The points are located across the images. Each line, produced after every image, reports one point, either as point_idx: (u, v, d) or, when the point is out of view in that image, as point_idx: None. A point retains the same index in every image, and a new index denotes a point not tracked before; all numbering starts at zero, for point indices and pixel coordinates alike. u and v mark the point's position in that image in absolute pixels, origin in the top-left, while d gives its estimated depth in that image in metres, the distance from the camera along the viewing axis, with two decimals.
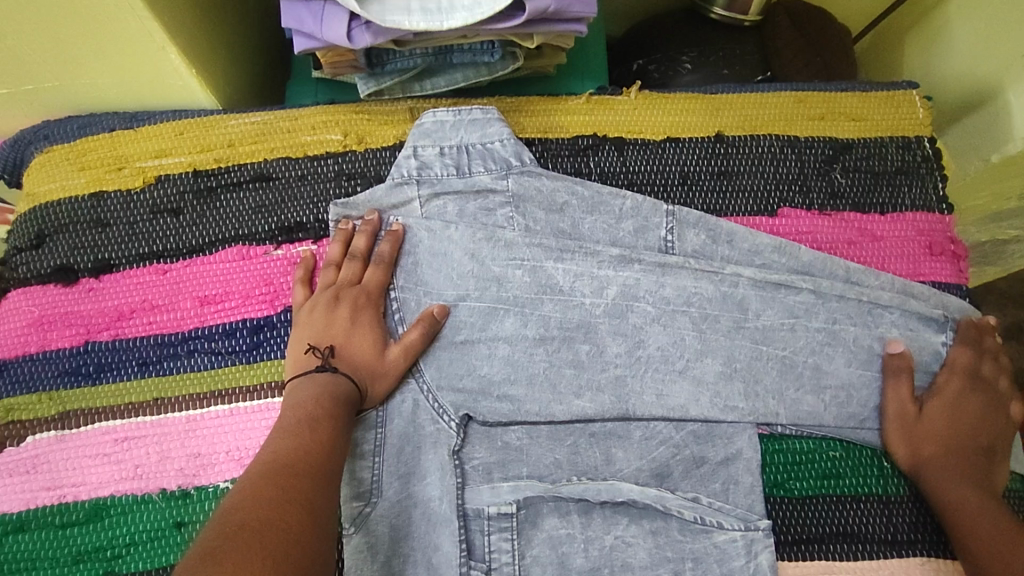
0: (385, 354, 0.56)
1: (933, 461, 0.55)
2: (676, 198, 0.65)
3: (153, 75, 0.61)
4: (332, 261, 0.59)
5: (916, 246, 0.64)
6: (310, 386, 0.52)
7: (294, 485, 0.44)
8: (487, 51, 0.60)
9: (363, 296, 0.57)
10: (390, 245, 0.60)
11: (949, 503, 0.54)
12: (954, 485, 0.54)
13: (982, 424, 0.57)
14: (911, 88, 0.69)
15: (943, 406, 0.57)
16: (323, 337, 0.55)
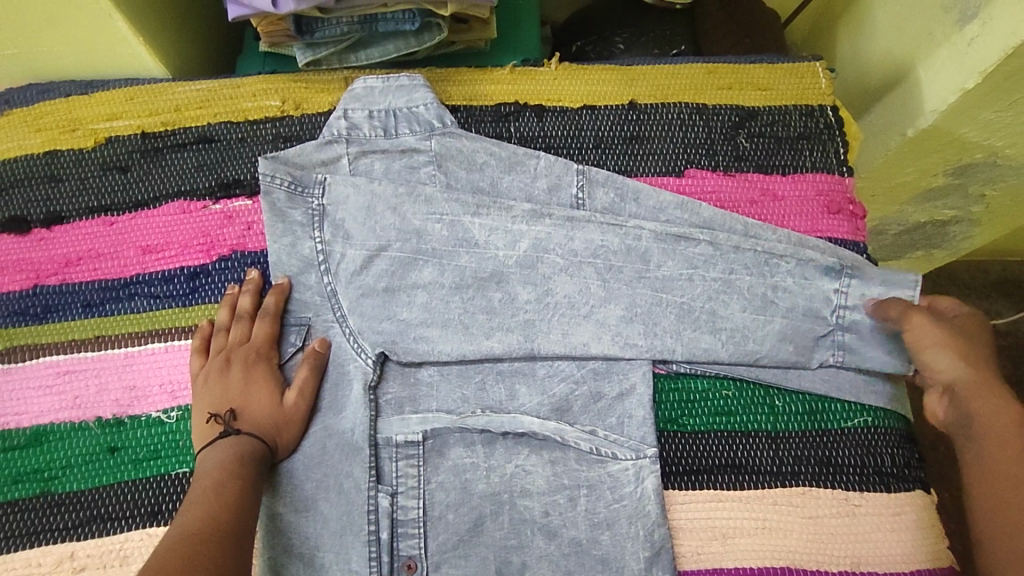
0: (282, 401, 0.57)
1: (975, 381, 0.54)
2: (590, 159, 0.69)
3: (105, 45, 0.67)
4: (221, 327, 0.61)
5: (815, 205, 0.68)
6: (218, 446, 0.53)
7: (202, 550, 0.44)
8: (408, 20, 0.65)
9: (253, 353, 0.59)
10: (274, 296, 0.61)
11: (993, 423, 0.53)
12: (1001, 403, 0.53)
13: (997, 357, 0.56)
14: (815, 61, 0.73)
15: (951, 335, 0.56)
16: (222, 403, 0.56)
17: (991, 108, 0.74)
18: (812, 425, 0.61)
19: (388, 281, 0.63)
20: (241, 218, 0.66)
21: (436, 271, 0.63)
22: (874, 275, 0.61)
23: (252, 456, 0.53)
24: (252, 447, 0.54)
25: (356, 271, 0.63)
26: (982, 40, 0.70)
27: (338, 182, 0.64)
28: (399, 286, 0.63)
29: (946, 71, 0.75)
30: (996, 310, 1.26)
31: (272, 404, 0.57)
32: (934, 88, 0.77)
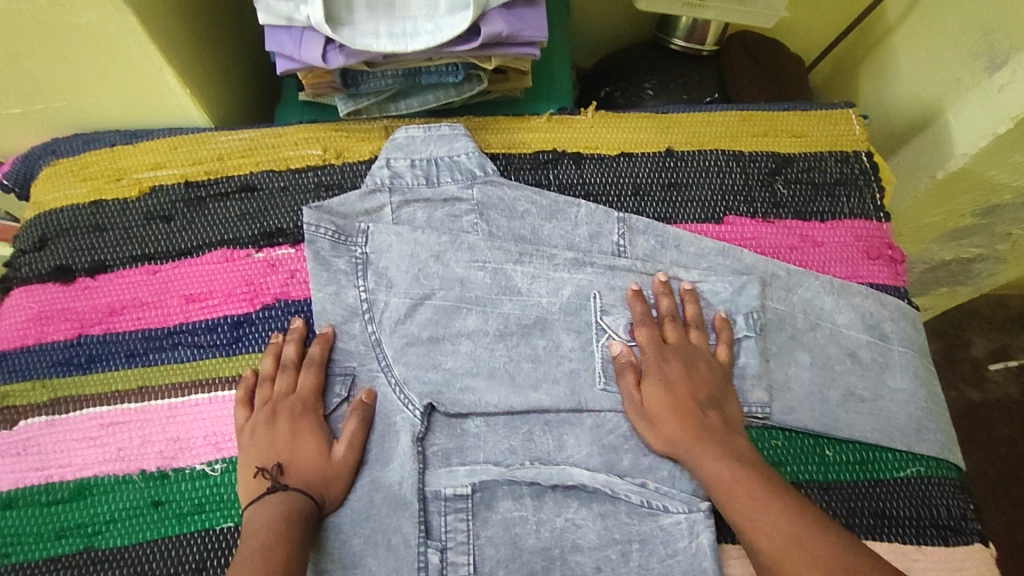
0: (333, 454, 0.56)
1: (683, 441, 0.56)
2: (629, 207, 0.69)
3: (152, 96, 0.68)
4: (265, 377, 0.61)
5: (854, 251, 0.68)
6: (269, 501, 0.53)
7: None
8: (452, 73, 0.67)
9: (299, 404, 0.58)
10: (319, 346, 0.61)
11: (703, 475, 0.55)
12: (703, 456, 0.55)
13: (682, 372, 0.59)
14: (848, 108, 0.74)
15: (658, 382, 0.59)
16: (269, 457, 0.56)
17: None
18: (866, 474, 0.59)
19: (431, 330, 0.63)
20: (284, 266, 0.66)
21: (480, 320, 0.64)
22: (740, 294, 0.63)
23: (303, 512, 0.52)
24: (302, 504, 0.53)
25: (399, 319, 0.63)
26: (1013, 87, 0.71)
27: (382, 231, 0.65)
28: (442, 335, 0.63)
29: (976, 116, 0.76)
30: (1020, 345, 1.25)
31: (322, 458, 0.56)
32: (962, 132, 0.78)
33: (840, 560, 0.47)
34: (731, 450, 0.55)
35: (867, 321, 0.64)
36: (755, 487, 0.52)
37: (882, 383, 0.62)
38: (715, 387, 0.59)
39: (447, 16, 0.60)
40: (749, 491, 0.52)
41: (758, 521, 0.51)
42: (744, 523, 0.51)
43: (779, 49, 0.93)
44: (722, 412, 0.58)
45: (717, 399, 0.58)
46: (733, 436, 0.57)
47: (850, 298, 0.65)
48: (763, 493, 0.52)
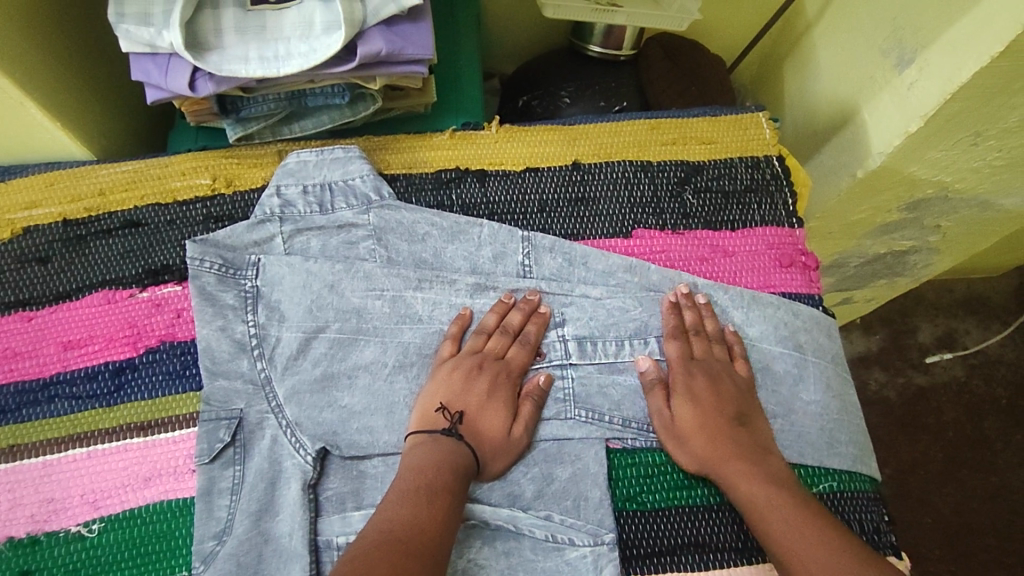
0: (457, 468, 0.52)
1: (713, 459, 0.56)
2: (535, 224, 0.67)
3: (20, 131, 0.64)
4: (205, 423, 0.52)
5: (767, 259, 0.67)
6: (406, 515, 0.47)
7: None
8: (337, 94, 0.63)
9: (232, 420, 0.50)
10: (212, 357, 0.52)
11: (736, 495, 0.54)
12: (745, 480, 0.54)
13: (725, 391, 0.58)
14: (758, 110, 0.72)
15: (685, 395, 0.58)
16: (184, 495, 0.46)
17: (937, 147, 0.74)
18: None
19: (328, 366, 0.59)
20: (170, 305, 0.62)
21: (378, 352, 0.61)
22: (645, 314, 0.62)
23: (434, 517, 0.48)
24: (445, 520, 0.48)
25: (296, 353, 0.59)
26: (922, 85, 0.70)
27: (272, 263, 0.62)
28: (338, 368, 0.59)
29: (889, 113, 0.75)
30: (965, 330, 1.25)
31: (450, 472, 0.52)
32: (877, 130, 0.77)
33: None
34: (761, 469, 0.54)
35: (779, 332, 0.63)
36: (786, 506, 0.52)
37: (795, 397, 0.61)
38: (743, 403, 0.58)
39: (323, 36, 0.56)
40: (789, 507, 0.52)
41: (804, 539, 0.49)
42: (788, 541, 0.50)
43: (698, 51, 0.91)
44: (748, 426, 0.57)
45: (746, 415, 0.58)
46: (761, 455, 0.56)
47: (762, 309, 0.63)
48: (792, 507, 0.52)
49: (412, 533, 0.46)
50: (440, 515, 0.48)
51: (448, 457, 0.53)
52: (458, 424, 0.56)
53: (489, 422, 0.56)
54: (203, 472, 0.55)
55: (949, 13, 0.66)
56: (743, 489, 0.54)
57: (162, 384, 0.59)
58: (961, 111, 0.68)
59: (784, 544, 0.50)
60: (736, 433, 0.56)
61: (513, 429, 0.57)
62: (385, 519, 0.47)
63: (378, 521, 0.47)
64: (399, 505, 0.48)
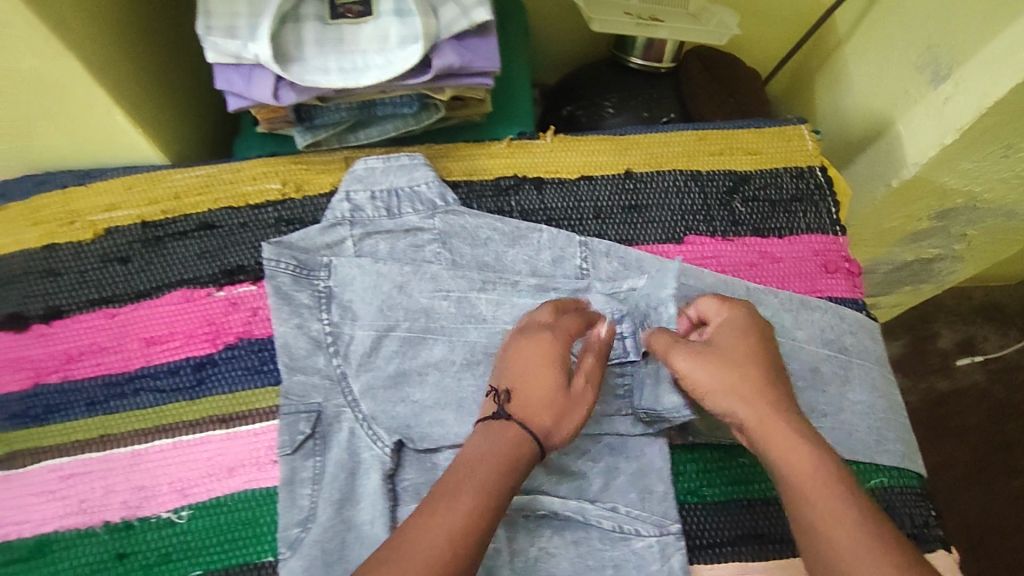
0: (514, 455, 0.49)
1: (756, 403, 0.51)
2: (592, 230, 0.70)
3: (104, 137, 0.67)
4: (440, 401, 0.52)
5: (812, 266, 0.70)
6: (445, 525, 0.43)
7: None
8: (408, 104, 0.66)
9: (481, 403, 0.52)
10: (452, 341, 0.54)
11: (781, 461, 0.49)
12: (790, 448, 0.49)
13: (761, 348, 0.55)
14: (801, 124, 0.75)
15: (728, 332, 0.56)
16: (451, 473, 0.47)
17: (971, 157, 0.77)
18: None
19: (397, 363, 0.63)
20: (246, 303, 0.65)
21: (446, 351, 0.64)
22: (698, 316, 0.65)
23: (485, 509, 0.45)
24: (494, 514, 0.46)
25: (367, 350, 0.62)
26: (958, 99, 0.73)
27: (343, 265, 0.65)
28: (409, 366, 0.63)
29: (925, 125, 0.78)
30: (984, 336, 1.29)
31: (512, 468, 0.48)
32: (912, 141, 0.80)
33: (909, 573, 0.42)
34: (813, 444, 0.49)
35: (826, 335, 0.66)
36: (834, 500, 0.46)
37: (842, 397, 0.64)
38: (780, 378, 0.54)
39: (398, 49, 0.59)
40: (843, 497, 0.46)
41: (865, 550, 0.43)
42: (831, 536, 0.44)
43: (736, 64, 0.94)
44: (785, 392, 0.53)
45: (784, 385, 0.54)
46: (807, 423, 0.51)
47: (810, 314, 0.66)
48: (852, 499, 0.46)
49: (452, 550, 0.43)
50: (486, 530, 0.45)
51: (511, 449, 0.49)
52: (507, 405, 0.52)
53: (540, 391, 0.52)
54: (286, 462, 0.58)
55: (987, 30, 0.70)
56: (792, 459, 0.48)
57: (243, 378, 0.63)
58: (997, 123, 0.71)
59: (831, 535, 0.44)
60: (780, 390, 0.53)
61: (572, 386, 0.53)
62: (421, 529, 0.43)
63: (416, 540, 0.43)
64: (443, 515, 0.44)
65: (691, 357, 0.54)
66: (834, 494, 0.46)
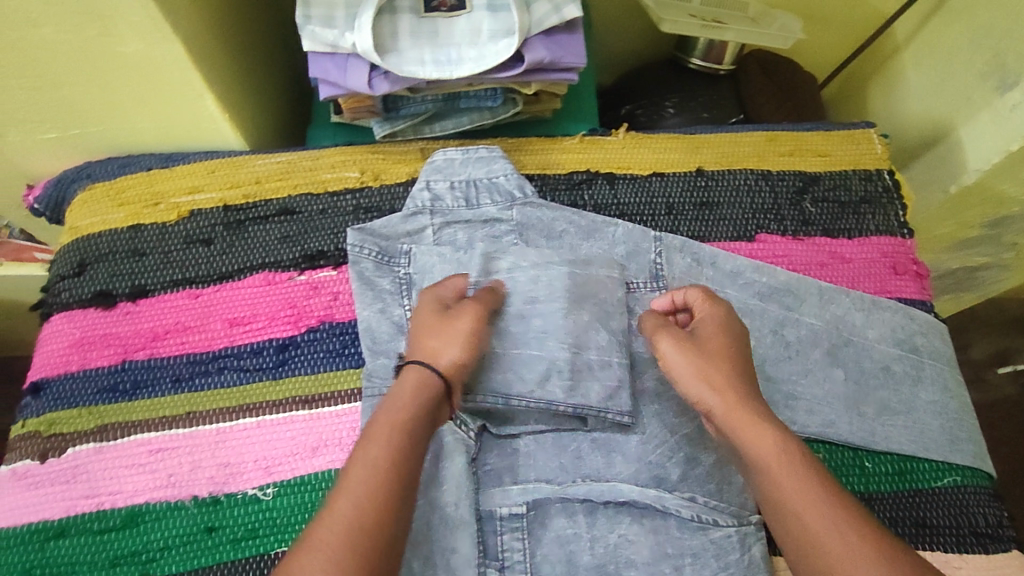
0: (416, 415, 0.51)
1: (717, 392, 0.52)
2: (664, 226, 0.71)
3: (191, 121, 0.68)
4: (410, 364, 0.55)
5: (881, 267, 0.71)
6: (354, 492, 0.45)
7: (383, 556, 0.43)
8: (490, 97, 0.68)
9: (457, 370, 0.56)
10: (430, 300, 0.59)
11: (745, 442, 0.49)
12: (757, 432, 0.49)
13: (741, 347, 0.55)
14: (869, 128, 0.77)
15: (711, 325, 0.56)
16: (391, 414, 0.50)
17: None
18: (905, 485, 0.62)
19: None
20: (327, 288, 0.67)
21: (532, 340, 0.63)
22: (772, 313, 0.67)
23: (402, 449, 0.48)
24: (408, 467, 0.48)
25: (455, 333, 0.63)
26: None
27: (421, 253, 0.66)
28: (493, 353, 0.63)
29: (989, 133, 0.79)
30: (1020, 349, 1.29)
31: (416, 423, 0.50)
32: (975, 148, 0.81)
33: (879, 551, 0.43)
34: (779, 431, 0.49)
35: (897, 335, 0.67)
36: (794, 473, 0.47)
37: (915, 396, 0.65)
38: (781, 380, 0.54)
39: (490, 43, 0.60)
40: (800, 469, 0.47)
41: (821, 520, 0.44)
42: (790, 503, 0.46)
43: (794, 69, 0.95)
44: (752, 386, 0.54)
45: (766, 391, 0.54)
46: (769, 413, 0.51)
47: (881, 313, 0.68)
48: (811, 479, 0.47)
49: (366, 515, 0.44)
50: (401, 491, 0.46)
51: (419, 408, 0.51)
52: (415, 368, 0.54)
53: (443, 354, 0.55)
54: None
55: None
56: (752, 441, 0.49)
57: (325, 361, 0.64)
58: None
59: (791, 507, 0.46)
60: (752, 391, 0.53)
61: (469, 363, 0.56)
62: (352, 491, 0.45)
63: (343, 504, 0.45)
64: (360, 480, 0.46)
65: (673, 343, 0.55)
66: (803, 474, 0.47)
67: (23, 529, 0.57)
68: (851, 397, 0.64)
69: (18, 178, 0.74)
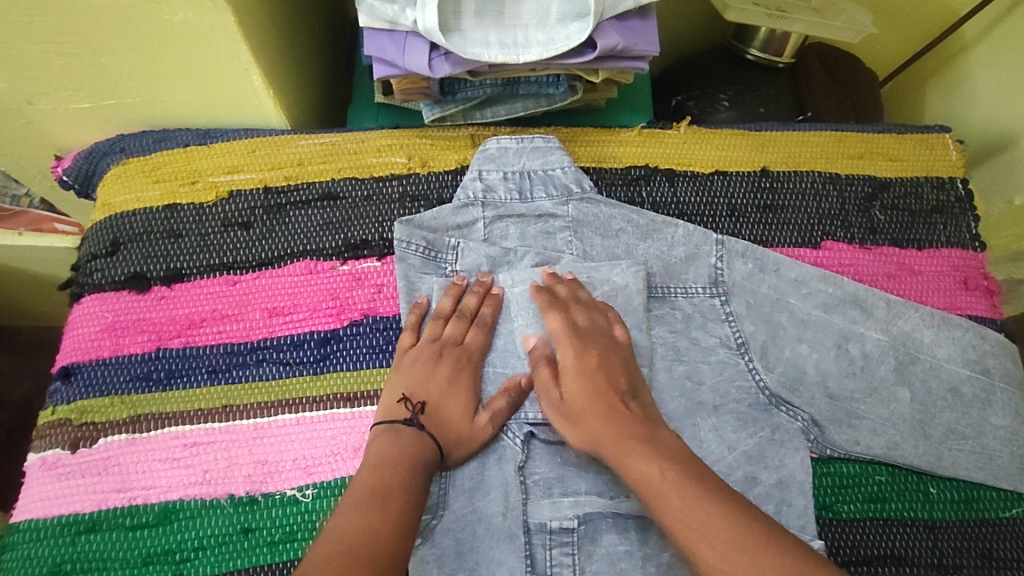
0: (410, 462, 0.51)
1: (604, 436, 0.52)
2: (725, 228, 0.67)
3: (232, 96, 0.64)
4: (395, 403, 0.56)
5: (952, 281, 0.67)
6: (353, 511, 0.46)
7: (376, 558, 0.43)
8: (552, 84, 0.63)
9: (463, 364, 0.58)
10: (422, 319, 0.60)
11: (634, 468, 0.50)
12: (640, 450, 0.50)
13: (607, 371, 0.56)
14: (943, 132, 0.73)
15: (575, 376, 0.56)
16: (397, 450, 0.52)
17: None
18: (970, 513, 0.60)
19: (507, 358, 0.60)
20: (370, 279, 0.63)
21: None
22: (841, 323, 0.63)
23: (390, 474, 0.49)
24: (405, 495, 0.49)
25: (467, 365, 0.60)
26: None
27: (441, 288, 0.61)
28: (501, 376, 0.60)
29: None
30: None
31: (408, 472, 0.50)
32: None
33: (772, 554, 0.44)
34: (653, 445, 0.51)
35: (967, 355, 0.63)
36: (683, 479, 0.48)
37: (984, 421, 0.62)
38: (629, 378, 0.56)
39: (559, 26, 0.56)
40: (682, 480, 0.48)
41: (707, 529, 0.45)
42: (681, 518, 0.46)
43: (855, 65, 0.90)
44: (641, 404, 0.55)
45: (632, 390, 0.55)
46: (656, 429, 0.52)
47: (951, 330, 0.64)
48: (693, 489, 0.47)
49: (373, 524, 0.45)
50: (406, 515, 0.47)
51: (411, 453, 0.51)
52: (420, 415, 0.55)
53: (451, 408, 0.56)
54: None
55: None
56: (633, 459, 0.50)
57: (367, 357, 0.61)
58: None
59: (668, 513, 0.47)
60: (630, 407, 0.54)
61: (476, 417, 0.56)
62: (335, 527, 0.45)
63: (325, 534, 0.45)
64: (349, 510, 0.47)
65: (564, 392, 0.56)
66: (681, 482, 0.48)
67: (55, 521, 0.54)
68: (919, 420, 0.61)
69: (47, 149, 0.71)
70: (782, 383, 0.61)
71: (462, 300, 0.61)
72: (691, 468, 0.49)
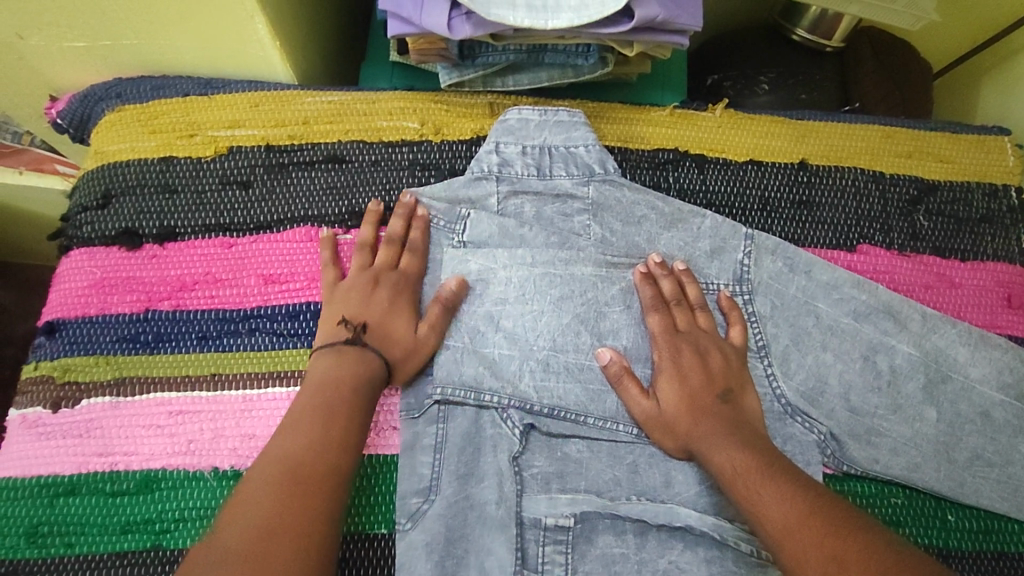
0: (356, 382, 0.50)
1: (695, 436, 0.53)
2: (754, 222, 0.63)
3: (236, 44, 0.60)
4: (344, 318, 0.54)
5: (995, 298, 0.63)
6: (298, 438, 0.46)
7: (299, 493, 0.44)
8: (581, 54, 0.59)
9: (401, 279, 0.57)
10: (419, 231, 0.58)
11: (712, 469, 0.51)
12: (719, 447, 0.51)
13: (712, 377, 0.55)
14: (1002, 134, 0.68)
15: (670, 380, 0.55)
16: (332, 376, 0.50)
17: None
18: (989, 545, 0.57)
19: (514, 341, 0.56)
20: None
21: (549, 353, 0.56)
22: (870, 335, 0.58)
23: (340, 413, 0.49)
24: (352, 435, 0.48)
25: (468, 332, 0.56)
26: None
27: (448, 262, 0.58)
28: (505, 358, 0.56)
29: None
30: None
31: (349, 398, 0.49)
32: None
33: (851, 536, 0.43)
34: (741, 439, 0.51)
35: (1003, 378, 0.59)
36: (764, 471, 0.49)
37: (1015, 448, 0.58)
38: (730, 379, 0.55)
39: None
40: (763, 482, 0.48)
41: (790, 518, 0.45)
42: (757, 510, 0.47)
43: (911, 54, 0.84)
44: (737, 405, 0.54)
45: (732, 391, 0.55)
46: (747, 428, 0.52)
47: (989, 351, 0.59)
48: (779, 483, 0.47)
49: (307, 462, 0.45)
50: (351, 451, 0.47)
51: (350, 372, 0.51)
52: (361, 334, 0.53)
53: (394, 326, 0.54)
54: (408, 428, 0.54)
55: None
56: (715, 458, 0.51)
57: None
58: None
59: (761, 509, 0.47)
60: (720, 407, 0.53)
61: (418, 327, 0.55)
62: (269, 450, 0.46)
63: (269, 455, 0.46)
64: (292, 433, 0.47)
65: (646, 396, 0.55)
66: (771, 483, 0.48)
67: (34, 482, 0.53)
68: (943, 444, 0.57)
69: (41, 89, 0.67)
70: (801, 393, 0.57)
71: (407, 230, 0.59)
72: (768, 457, 0.50)
